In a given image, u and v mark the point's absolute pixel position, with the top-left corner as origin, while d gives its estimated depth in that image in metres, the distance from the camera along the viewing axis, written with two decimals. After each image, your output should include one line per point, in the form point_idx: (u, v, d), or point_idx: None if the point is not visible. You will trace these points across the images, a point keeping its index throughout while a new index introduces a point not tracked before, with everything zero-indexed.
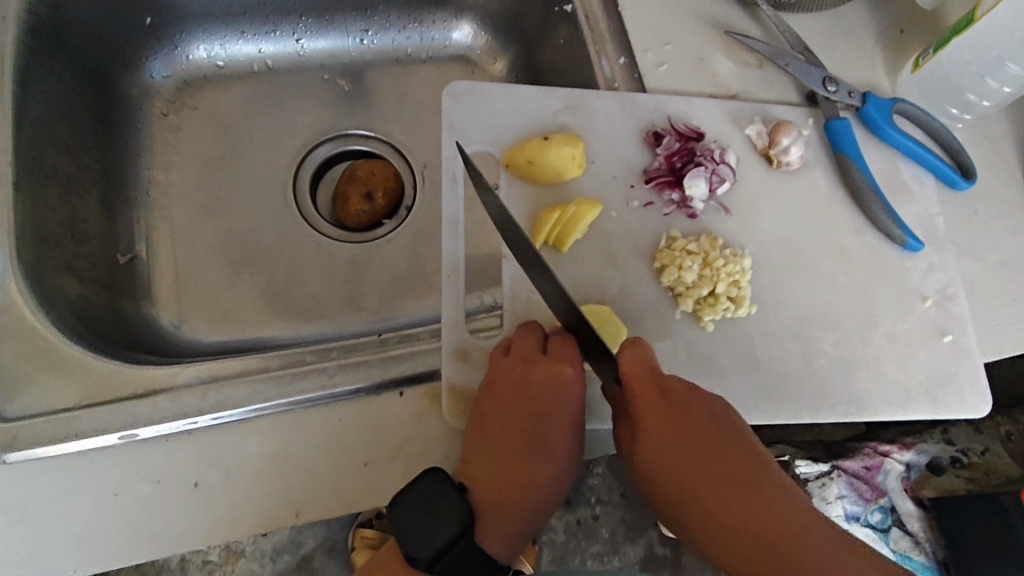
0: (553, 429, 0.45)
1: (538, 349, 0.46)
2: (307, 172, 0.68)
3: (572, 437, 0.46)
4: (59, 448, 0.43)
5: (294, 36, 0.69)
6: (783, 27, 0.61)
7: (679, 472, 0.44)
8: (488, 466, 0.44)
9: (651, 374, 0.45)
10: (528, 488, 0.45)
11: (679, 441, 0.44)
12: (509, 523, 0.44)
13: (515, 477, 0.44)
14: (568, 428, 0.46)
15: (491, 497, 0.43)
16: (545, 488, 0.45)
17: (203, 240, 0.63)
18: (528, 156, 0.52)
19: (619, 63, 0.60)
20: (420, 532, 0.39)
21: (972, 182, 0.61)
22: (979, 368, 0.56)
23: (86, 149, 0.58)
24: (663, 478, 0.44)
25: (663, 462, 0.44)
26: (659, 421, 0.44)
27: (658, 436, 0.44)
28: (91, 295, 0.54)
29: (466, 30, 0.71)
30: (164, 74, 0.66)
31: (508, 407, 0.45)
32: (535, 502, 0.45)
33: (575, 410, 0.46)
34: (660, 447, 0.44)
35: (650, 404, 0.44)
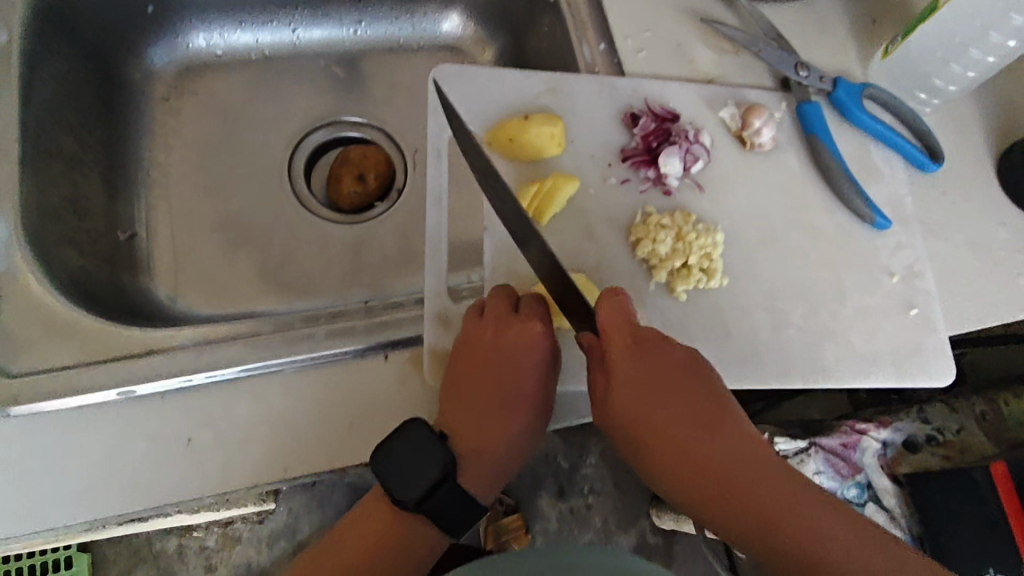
0: (524, 381, 0.48)
1: (508, 308, 0.49)
2: (302, 155, 0.71)
3: (544, 385, 0.49)
4: (61, 404, 0.45)
5: (290, 26, 0.72)
6: (758, 15, 0.63)
7: (647, 414, 0.46)
8: (466, 416, 0.47)
9: (627, 322, 0.48)
10: (505, 435, 0.48)
11: (649, 385, 0.46)
12: (489, 468, 0.48)
13: (492, 425, 0.48)
14: (540, 377, 0.49)
15: (469, 445, 0.47)
16: (520, 435, 0.49)
17: (200, 219, 0.66)
18: (510, 134, 0.54)
19: (600, 49, 0.62)
20: (405, 478, 0.42)
21: (940, 164, 0.63)
22: (944, 341, 0.58)
23: (90, 131, 0.61)
24: (630, 418, 0.47)
25: (631, 402, 0.46)
26: (631, 365, 0.47)
27: (627, 381, 0.47)
28: (92, 267, 0.57)
29: (456, 20, 0.74)
30: (165, 61, 0.69)
31: (484, 362, 0.48)
32: (513, 448, 0.49)
33: (546, 363, 0.49)
34: (630, 389, 0.46)
35: (622, 350, 0.47)
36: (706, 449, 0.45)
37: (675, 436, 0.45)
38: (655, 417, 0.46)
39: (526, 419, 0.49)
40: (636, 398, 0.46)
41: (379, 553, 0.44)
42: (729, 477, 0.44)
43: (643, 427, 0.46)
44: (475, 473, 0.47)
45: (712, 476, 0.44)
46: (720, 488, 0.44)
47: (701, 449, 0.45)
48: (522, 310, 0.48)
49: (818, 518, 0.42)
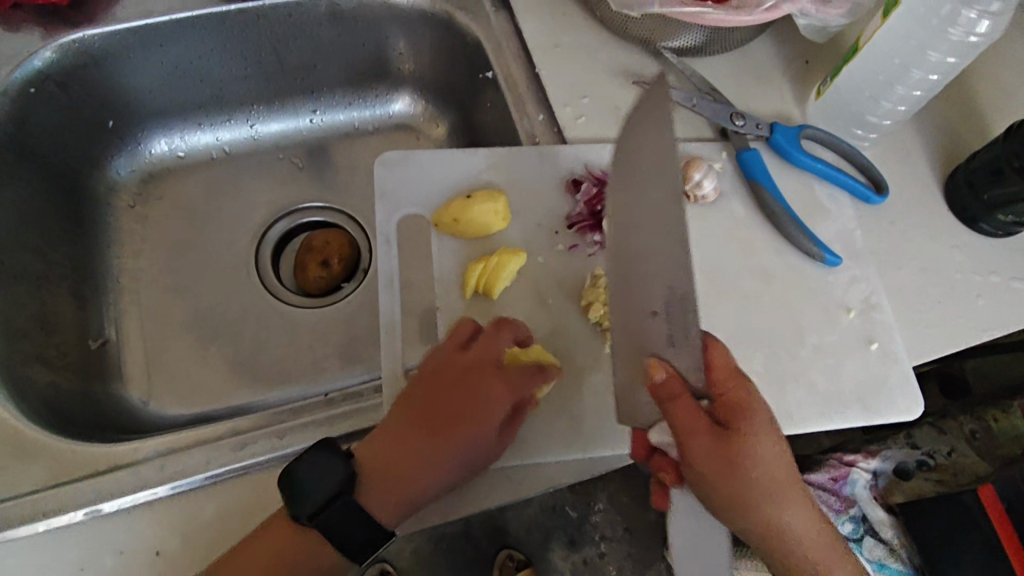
0: (464, 417, 0.48)
1: (495, 360, 0.50)
2: (267, 246, 0.73)
3: (485, 431, 0.48)
4: (28, 529, 0.46)
5: (248, 123, 0.75)
6: (690, 71, 0.65)
7: (758, 471, 0.43)
8: (396, 433, 0.47)
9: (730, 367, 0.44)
10: (415, 476, 0.47)
11: (759, 443, 0.43)
12: (390, 496, 0.46)
13: (413, 453, 0.47)
14: (482, 424, 0.48)
15: (379, 462, 0.47)
16: (436, 474, 0.47)
17: (171, 318, 0.68)
18: (454, 216, 0.56)
19: (539, 120, 0.64)
20: (315, 481, 0.44)
21: (885, 196, 0.64)
22: (908, 371, 0.58)
23: (56, 247, 0.63)
24: (727, 468, 0.42)
25: (738, 453, 0.42)
26: (739, 414, 0.43)
27: (731, 433, 0.42)
28: (63, 381, 0.58)
29: (406, 100, 0.77)
30: (128, 169, 0.72)
31: (438, 392, 0.48)
32: (418, 487, 0.47)
33: (494, 417, 0.48)
34: (744, 441, 0.42)
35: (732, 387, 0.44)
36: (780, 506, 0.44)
37: (765, 493, 0.43)
38: (756, 473, 0.43)
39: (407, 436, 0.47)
40: (748, 452, 0.42)
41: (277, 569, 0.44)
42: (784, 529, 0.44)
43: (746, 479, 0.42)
44: (376, 496, 0.46)
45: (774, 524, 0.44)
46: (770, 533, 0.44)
47: (779, 506, 0.44)
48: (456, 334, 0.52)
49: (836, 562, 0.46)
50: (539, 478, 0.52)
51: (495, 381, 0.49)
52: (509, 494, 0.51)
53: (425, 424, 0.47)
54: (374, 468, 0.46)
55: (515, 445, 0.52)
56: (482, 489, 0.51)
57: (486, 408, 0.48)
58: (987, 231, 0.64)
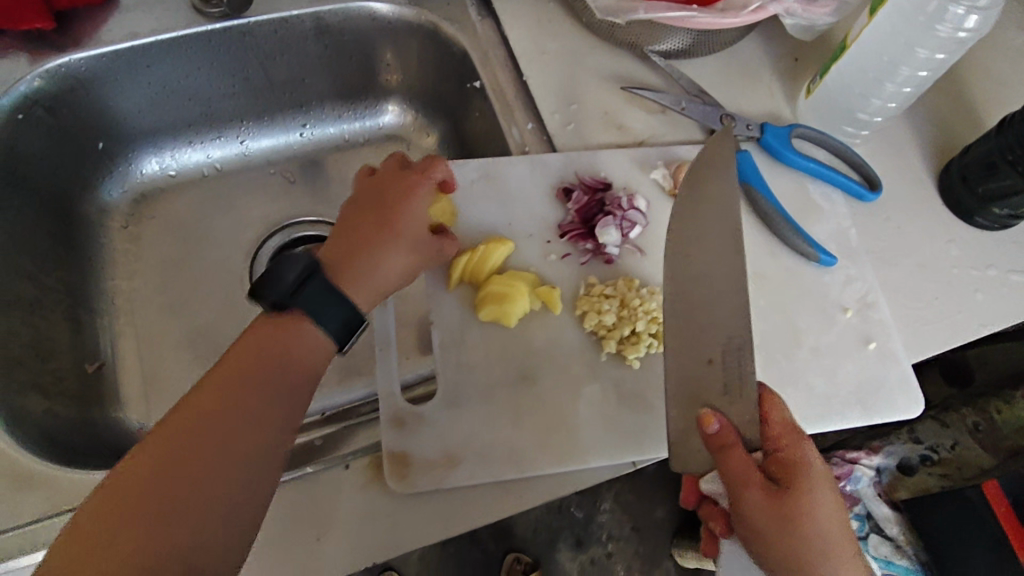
0: (397, 210, 0.49)
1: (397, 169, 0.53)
2: (260, 263, 0.72)
3: (416, 216, 0.50)
4: (31, 558, 0.47)
5: (238, 139, 0.75)
6: (677, 75, 0.65)
7: (819, 529, 0.40)
8: (344, 240, 0.48)
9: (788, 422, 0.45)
10: (377, 258, 0.47)
11: (815, 493, 0.41)
12: (359, 277, 0.46)
13: (364, 239, 0.47)
14: (411, 207, 0.50)
15: (340, 255, 0.46)
16: (391, 247, 0.48)
17: (167, 339, 0.68)
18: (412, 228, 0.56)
19: (529, 128, 0.64)
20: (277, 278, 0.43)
21: (879, 192, 0.64)
22: (909, 370, 0.58)
23: (50, 272, 0.63)
24: (790, 522, 0.39)
25: (800, 506, 0.40)
26: (794, 467, 0.42)
27: (792, 484, 0.41)
28: (59, 408, 0.58)
29: (396, 111, 0.76)
30: (119, 190, 0.72)
31: (367, 204, 0.50)
32: (382, 266, 0.47)
33: (421, 203, 0.51)
34: (801, 493, 0.40)
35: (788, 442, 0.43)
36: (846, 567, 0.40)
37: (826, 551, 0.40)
38: (817, 529, 0.40)
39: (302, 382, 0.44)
40: (805, 506, 0.40)
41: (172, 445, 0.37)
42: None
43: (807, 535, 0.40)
44: (350, 279, 0.46)
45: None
46: None
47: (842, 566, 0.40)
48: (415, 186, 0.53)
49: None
50: (541, 490, 0.51)
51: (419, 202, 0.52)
52: (510, 508, 0.51)
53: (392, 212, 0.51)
54: (340, 255, 0.46)
55: (512, 459, 0.51)
56: (482, 505, 0.50)
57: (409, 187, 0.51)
58: (983, 225, 0.64)
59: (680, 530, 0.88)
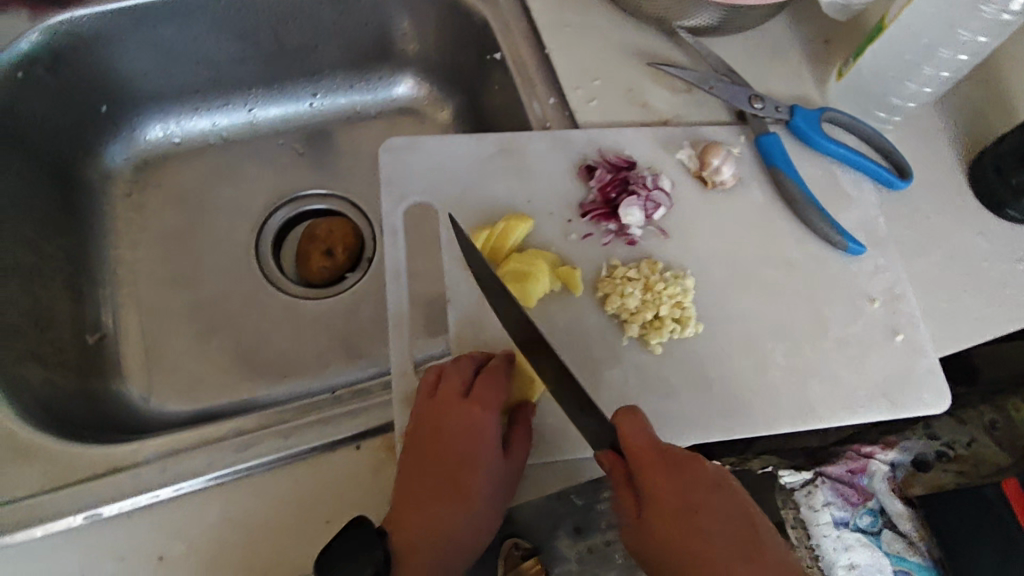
0: (465, 470, 0.46)
1: (461, 389, 0.48)
2: (268, 236, 0.70)
3: (495, 468, 0.46)
4: (24, 535, 0.44)
5: (246, 107, 0.73)
6: (706, 52, 0.63)
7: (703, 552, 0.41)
8: (407, 493, 0.45)
9: (654, 445, 0.44)
10: (450, 533, 0.45)
11: (697, 519, 0.42)
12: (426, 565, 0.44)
13: (432, 521, 0.45)
14: (494, 483, 0.46)
15: (410, 538, 0.44)
16: (468, 528, 0.45)
17: (171, 312, 0.65)
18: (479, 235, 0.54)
19: (550, 103, 0.62)
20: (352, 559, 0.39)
21: (909, 180, 0.62)
22: (935, 364, 0.57)
23: (50, 239, 0.61)
24: (668, 547, 0.41)
25: (677, 530, 0.42)
26: (667, 489, 0.43)
27: (669, 505, 0.42)
28: (58, 379, 0.56)
29: (410, 83, 0.74)
30: (123, 157, 0.70)
31: (430, 450, 0.46)
32: (452, 557, 0.45)
33: (491, 438, 0.47)
34: (676, 514, 0.42)
35: (656, 473, 0.43)
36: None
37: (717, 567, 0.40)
38: (700, 548, 0.41)
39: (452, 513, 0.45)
40: (681, 527, 0.42)
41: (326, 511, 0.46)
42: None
43: (689, 557, 0.41)
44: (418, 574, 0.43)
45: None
46: None
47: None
48: (475, 391, 0.48)
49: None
50: (555, 475, 0.51)
51: (472, 411, 0.47)
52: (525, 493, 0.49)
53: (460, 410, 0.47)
54: (405, 549, 0.44)
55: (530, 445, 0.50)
56: None
57: (478, 432, 0.47)
58: (1013, 218, 0.61)
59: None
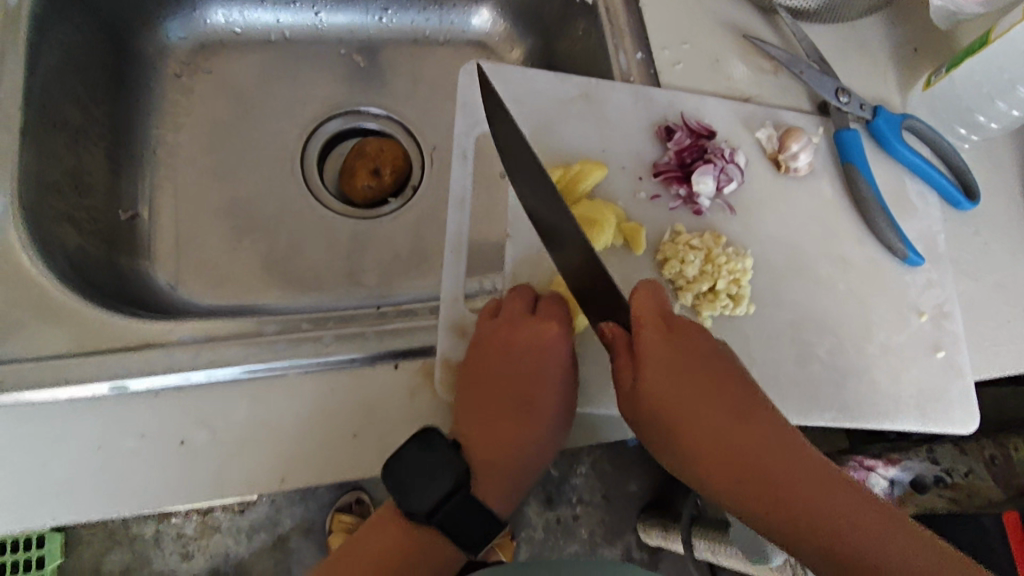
0: (541, 389, 0.48)
1: (525, 310, 0.47)
2: (316, 144, 0.68)
3: (560, 391, 0.48)
4: (48, 395, 0.43)
5: (313, 9, 0.69)
6: (802, 36, 0.61)
7: (678, 415, 0.42)
8: (472, 412, 0.46)
9: (660, 312, 0.45)
10: (524, 443, 0.48)
11: (677, 385, 0.43)
12: (502, 475, 0.47)
13: (502, 435, 0.47)
14: (559, 407, 0.48)
15: (482, 446, 0.47)
16: (536, 446, 0.48)
17: (206, 204, 0.63)
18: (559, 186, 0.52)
19: (636, 58, 0.60)
20: (414, 486, 0.42)
21: (976, 203, 0.61)
22: (969, 387, 0.56)
23: (97, 104, 0.58)
24: (660, 410, 0.43)
25: (666, 390, 0.43)
26: (659, 350, 0.44)
27: (659, 367, 0.43)
28: (89, 248, 0.54)
29: (485, 16, 0.71)
30: (180, 36, 0.66)
31: (494, 368, 0.47)
32: (523, 465, 0.48)
33: (559, 360, 0.47)
34: (662, 375, 0.43)
35: (652, 339, 0.44)
36: (736, 446, 0.41)
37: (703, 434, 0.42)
38: (691, 416, 0.42)
39: (531, 428, 0.48)
40: (668, 389, 0.43)
41: (363, 432, 0.45)
42: (756, 469, 0.40)
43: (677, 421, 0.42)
44: (493, 484, 0.47)
45: (738, 468, 0.40)
46: (740, 483, 0.40)
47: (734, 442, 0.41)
48: (540, 310, 0.47)
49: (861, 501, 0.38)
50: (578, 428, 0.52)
51: (543, 331, 0.46)
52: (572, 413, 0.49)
53: (534, 333, 0.46)
54: (480, 459, 0.47)
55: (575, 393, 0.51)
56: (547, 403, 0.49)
57: (541, 351, 0.47)
58: None
59: (649, 505, 0.84)
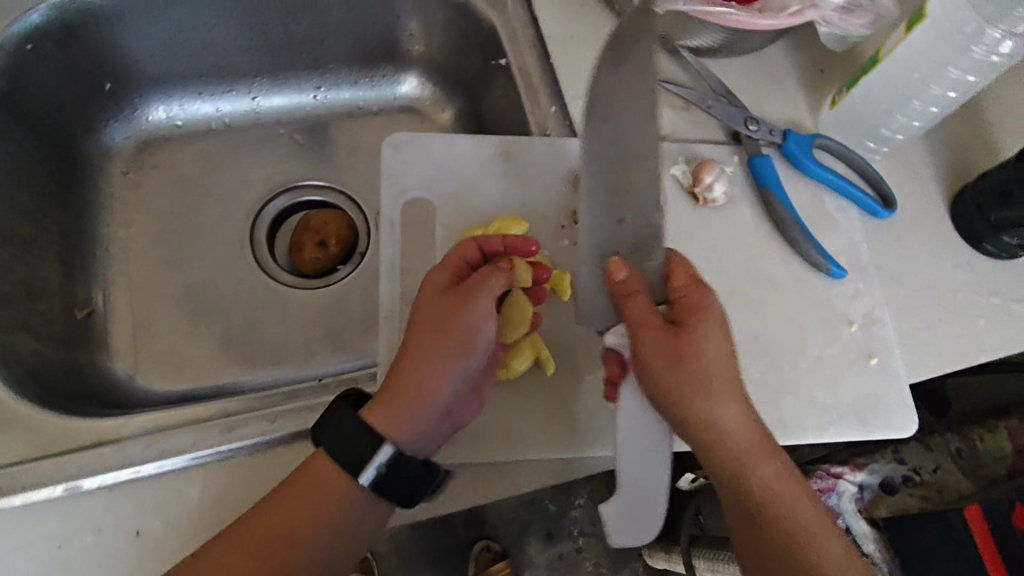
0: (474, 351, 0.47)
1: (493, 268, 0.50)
2: (263, 223, 0.71)
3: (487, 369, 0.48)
4: (4, 503, 0.45)
5: (249, 95, 0.73)
6: (706, 73, 0.64)
7: (700, 369, 0.44)
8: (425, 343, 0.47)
9: (693, 281, 0.48)
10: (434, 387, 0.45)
11: (707, 340, 0.45)
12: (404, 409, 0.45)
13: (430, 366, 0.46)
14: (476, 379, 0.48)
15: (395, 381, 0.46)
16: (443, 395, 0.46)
17: (160, 292, 0.66)
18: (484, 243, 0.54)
19: (552, 110, 0.63)
20: (335, 445, 0.43)
21: (893, 211, 0.64)
22: (905, 389, 0.58)
23: (45, 212, 0.61)
24: (684, 355, 0.44)
25: (696, 343, 0.45)
26: (701, 311, 0.46)
27: (677, 344, 0.44)
28: (46, 351, 0.57)
29: (413, 83, 0.75)
30: (123, 135, 0.70)
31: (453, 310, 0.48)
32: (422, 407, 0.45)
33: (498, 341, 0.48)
34: (697, 333, 0.45)
35: (699, 299, 0.46)
36: (730, 414, 0.44)
37: (706, 388, 0.44)
38: (706, 372, 0.44)
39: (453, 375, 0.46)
40: (702, 343, 0.45)
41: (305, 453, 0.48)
42: (734, 435, 0.44)
43: (695, 368, 0.44)
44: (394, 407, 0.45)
45: (725, 432, 0.44)
46: (720, 444, 0.44)
47: (730, 409, 0.44)
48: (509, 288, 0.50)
49: (802, 502, 0.44)
50: (530, 474, 0.52)
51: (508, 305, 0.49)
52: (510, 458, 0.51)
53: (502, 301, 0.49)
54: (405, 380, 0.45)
55: (503, 439, 0.52)
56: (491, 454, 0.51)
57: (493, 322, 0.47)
58: (991, 253, 0.63)
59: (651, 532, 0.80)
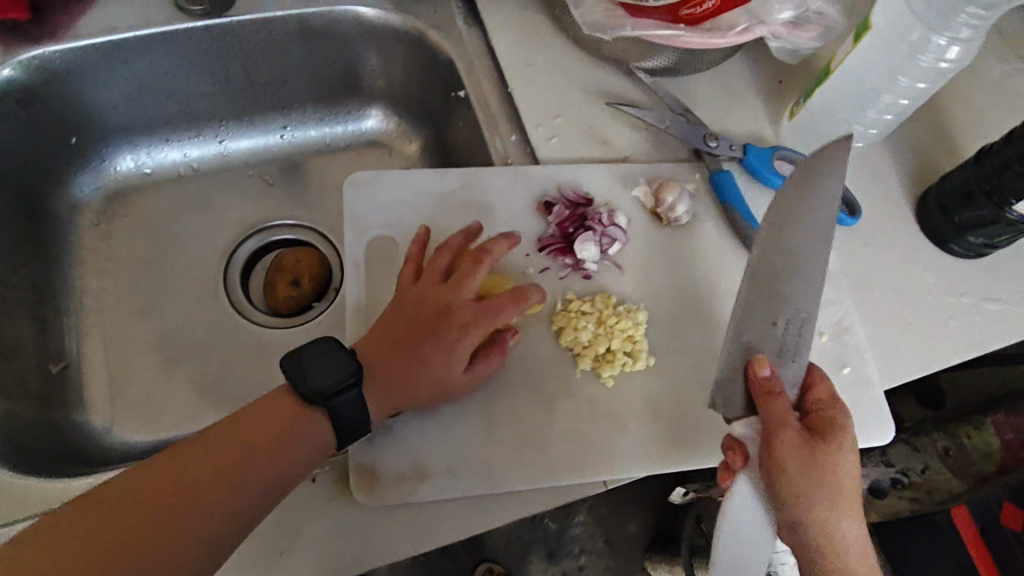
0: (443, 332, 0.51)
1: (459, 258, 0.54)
2: (236, 265, 0.71)
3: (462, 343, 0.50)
4: None
5: (217, 138, 0.73)
6: (663, 92, 0.65)
7: (834, 479, 0.46)
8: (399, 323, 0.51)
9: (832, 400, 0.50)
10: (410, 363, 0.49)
11: (839, 452, 0.47)
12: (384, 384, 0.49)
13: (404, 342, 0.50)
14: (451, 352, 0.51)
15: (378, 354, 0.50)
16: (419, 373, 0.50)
17: (135, 341, 0.66)
18: None
19: (511, 140, 0.64)
20: (316, 372, 0.47)
21: (858, 218, 0.63)
22: (880, 396, 0.58)
23: (14, 269, 0.62)
24: (819, 460, 0.46)
25: (829, 452, 0.47)
26: (834, 423, 0.48)
27: (817, 452, 0.46)
28: (19, 410, 0.57)
29: (378, 117, 0.75)
30: (92, 187, 0.70)
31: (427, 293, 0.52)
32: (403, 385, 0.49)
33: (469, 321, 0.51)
34: (836, 441, 0.47)
35: (834, 414, 0.49)
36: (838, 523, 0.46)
37: (827, 493, 0.46)
38: (831, 481, 0.46)
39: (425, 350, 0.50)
40: (833, 449, 0.47)
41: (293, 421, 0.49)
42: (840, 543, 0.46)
43: (826, 476, 0.46)
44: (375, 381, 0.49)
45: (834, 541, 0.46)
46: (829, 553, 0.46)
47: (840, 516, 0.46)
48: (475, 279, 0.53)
49: None
50: (508, 508, 0.51)
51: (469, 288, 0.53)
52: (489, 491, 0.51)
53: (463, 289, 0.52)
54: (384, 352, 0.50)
55: (480, 473, 0.51)
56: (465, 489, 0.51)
57: (472, 308, 0.51)
58: (959, 253, 0.63)
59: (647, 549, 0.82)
